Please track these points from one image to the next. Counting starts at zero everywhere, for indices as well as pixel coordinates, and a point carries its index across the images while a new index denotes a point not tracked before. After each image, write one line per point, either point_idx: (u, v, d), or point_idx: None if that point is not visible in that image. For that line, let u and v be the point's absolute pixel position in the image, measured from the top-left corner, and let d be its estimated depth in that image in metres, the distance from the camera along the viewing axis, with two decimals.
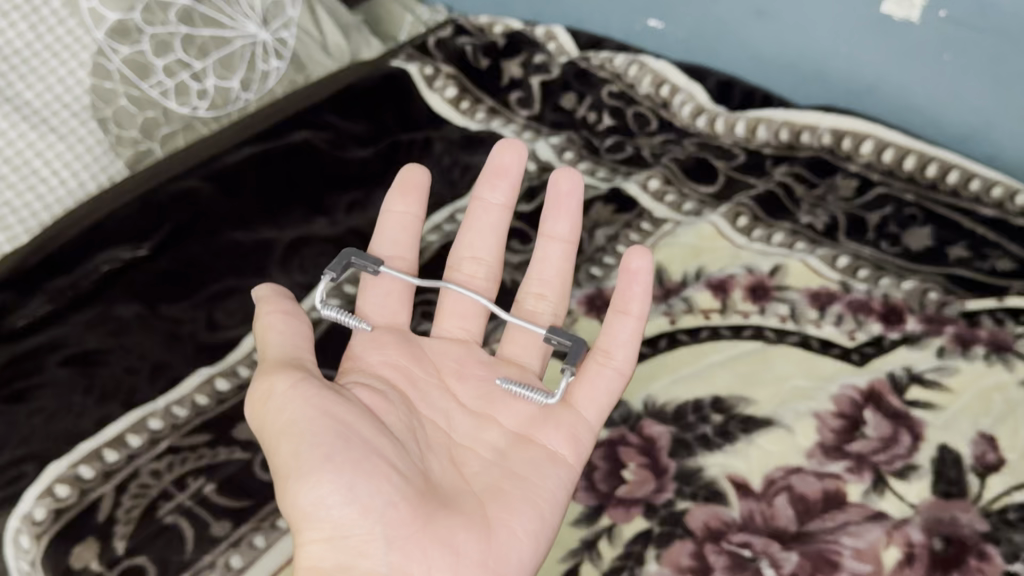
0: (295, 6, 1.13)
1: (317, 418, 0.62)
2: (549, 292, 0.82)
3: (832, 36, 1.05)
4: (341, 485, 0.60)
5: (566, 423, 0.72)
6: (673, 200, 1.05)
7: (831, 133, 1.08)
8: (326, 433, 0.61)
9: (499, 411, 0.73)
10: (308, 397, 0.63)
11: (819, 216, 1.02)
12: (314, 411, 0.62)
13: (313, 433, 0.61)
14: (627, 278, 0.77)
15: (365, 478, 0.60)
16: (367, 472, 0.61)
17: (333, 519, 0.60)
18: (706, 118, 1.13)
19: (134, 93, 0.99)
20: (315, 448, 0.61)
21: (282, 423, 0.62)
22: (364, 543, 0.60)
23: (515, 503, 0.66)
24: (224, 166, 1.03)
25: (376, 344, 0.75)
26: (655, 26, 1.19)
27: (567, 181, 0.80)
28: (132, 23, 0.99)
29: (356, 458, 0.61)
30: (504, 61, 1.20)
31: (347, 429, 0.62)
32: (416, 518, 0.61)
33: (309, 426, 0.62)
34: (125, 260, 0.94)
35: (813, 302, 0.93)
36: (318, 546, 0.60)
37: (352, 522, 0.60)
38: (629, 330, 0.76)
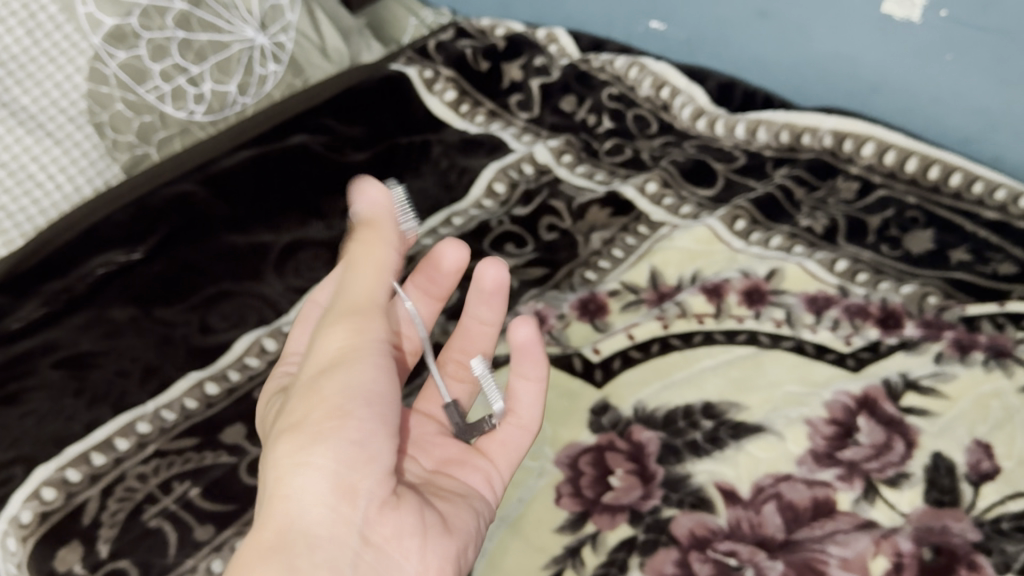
0: (294, 10, 1.13)
1: (376, 356, 0.58)
2: (472, 363, 0.78)
3: (832, 35, 1.04)
4: (367, 425, 0.56)
5: (482, 467, 0.69)
6: (671, 204, 1.04)
7: (832, 135, 1.05)
8: (377, 376, 0.58)
9: (415, 452, 0.70)
10: (381, 337, 0.59)
11: (818, 219, 1.00)
12: (375, 345, 0.59)
13: (364, 366, 0.58)
14: (519, 353, 0.68)
15: (379, 436, 0.56)
16: (390, 429, 0.57)
17: (330, 458, 0.55)
18: (706, 120, 1.11)
19: (130, 98, 1.00)
20: (359, 381, 0.57)
21: (344, 341, 0.58)
22: (353, 489, 0.55)
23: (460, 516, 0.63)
24: (218, 170, 1.03)
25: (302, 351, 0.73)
26: (657, 27, 1.19)
27: (489, 276, 0.73)
28: (128, 29, 0.99)
29: (387, 411, 0.57)
30: (505, 63, 1.19)
31: (393, 384, 0.59)
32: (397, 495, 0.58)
33: (369, 359, 0.58)
34: (120, 263, 0.95)
35: (810, 306, 0.92)
36: (307, 474, 0.55)
37: (353, 465, 0.55)
38: (532, 393, 0.70)
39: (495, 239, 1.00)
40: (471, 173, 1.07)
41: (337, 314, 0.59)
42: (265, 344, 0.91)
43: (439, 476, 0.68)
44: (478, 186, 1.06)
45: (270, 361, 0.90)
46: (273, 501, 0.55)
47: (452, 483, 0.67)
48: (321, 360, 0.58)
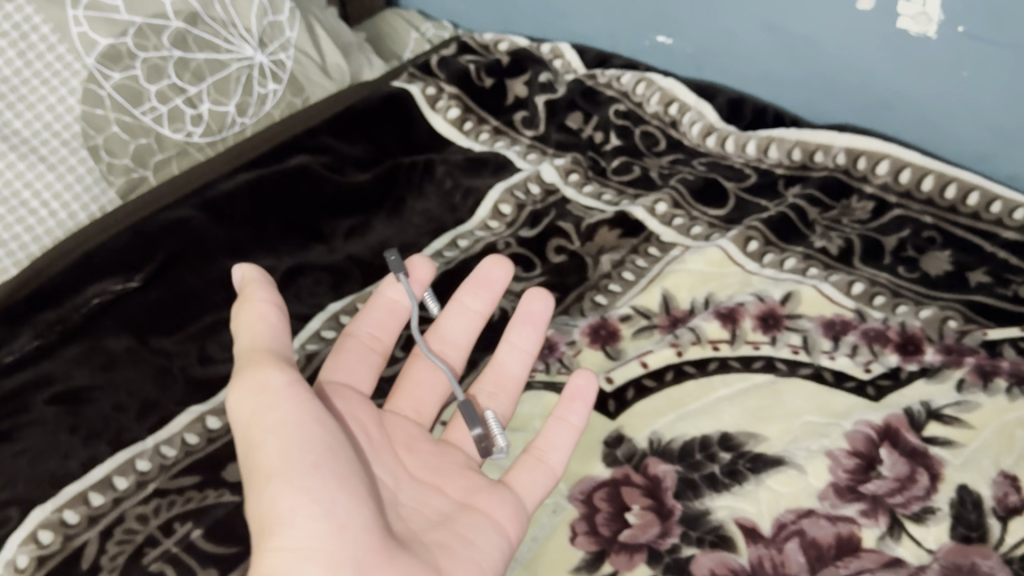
0: (293, 26, 1.10)
1: (306, 422, 0.59)
2: (503, 396, 0.80)
3: (845, 51, 1.01)
4: (320, 492, 0.56)
5: (509, 500, 0.68)
6: (682, 224, 1.01)
7: (846, 153, 1.03)
8: (314, 438, 0.58)
9: (445, 484, 0.70)
10: (301, 397, 0.60)
11: (833, 239, 0.98)
12: (302, 410, 0.60)
13: (300, 433, 0.58)
14: (569, 398, 0.75)
15: (345, 496, 0.57)
16: (349, 487, 0.58)
17: (305, 527, 0.55)
18: (716, 137, 1.09)
19: (125, 119, 0.97)
20: (297, 447, 0.57)
21: (263, 412, 0.59)
22: (335, 557, 0.54)
23: (463, 559, 0.63)
24: (217, 193, 0.99)
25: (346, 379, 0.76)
26: (663, 42, 1.16)
27: (539, 304, 0.83)
28: (123, 48, 0.97)
29: (338, 472, 0.58)
30: (509, 79, 1.17)
31: (332, 442, 0.59)
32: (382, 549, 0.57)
33: (302, 425, 0.59)
34: (116, 292, 0.92)
35: (827, 331, 0.90)
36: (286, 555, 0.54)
37: (325, 532, 0.55)
38: (567, 437, 0.73)
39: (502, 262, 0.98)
40: (476, 195, 1.05)
41: (241, 391, 0.61)
42: None
43: (465, 513, 0.67)
44: (484, 208, 1.03)
45: None
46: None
47: (473, 522, 0.66)
48: (254, 441, 0.59)
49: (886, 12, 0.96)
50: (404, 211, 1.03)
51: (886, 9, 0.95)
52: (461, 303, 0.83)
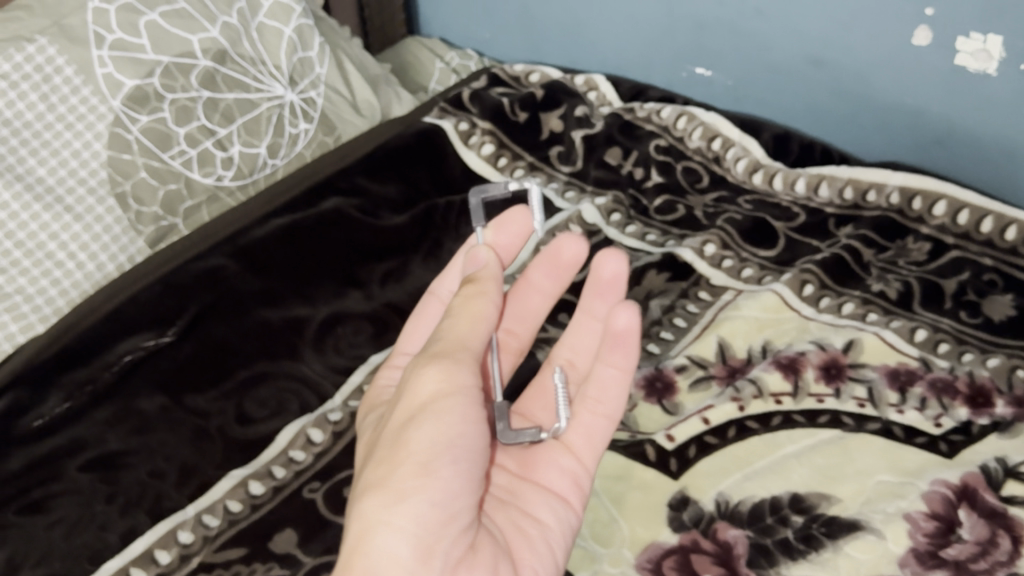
0: (323, 63, 1.06)
1: (467, 419, 0.57)
2: (579, 361, 0.78)
3: (898, 86, 0.98)
4: (451, 485, 0.55)
5: (568, 467, 0.70)
6: (732, 266, 0.98)
7: (900, 192, 1.00)
8: (468, 439, 0.57)
9: (504, 455, 0.70)
10: (472, 399, 0.58)
11: (891, 283, 0.94)
12: (469, 412, 0.57)
13: (457, 430, 0.56)
14: (615, 338, 0.72)
15: (464, 495, 0.56)
16: (472, 486, 0.56)
17: (418, 512, 0.54)
18: (762, 175, 1.05)
19: (154, 164, 0.92)
20: (447, 439, 0.56)
21: (438, 399, 0.57)
22: (433, 547, 0.54)
23: (535, 545, 0.64)
24: (250, 240, 0.95)
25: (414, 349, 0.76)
26: (702, 73, 1.13)
27: (610, 269, 0.75)
28: (150, 89, 0.92)
29: (474, 473, 0.57)
30: (543, 113, 1.13)
31: (482, 441, 0.58)
32: (469, 548, 0.57)
33: (462, 421, 0.57)
34: (148, 348, 0.87)
35: (892, 382, 0.86)
36: (391, 533, 0.53)
37: (434, 523, 0.54)
38: (618, 380, 0.73)
39: (548, 308, 0.94)
40: None
41: (423, 374, 0.58)
42: (311, 435, 0.83)
43: (526, 486, 0.68)
44: (525, 250, 0.99)
45: (318, 454, 0.82)
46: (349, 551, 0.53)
47: (537, 495, 0.68)
48: (412, 419, 0.57)
49: (943, 48, 0.92)
50: (441, 253, 0.99)
51: (943, 45, 0.92)
52: (530, 281, 0.79)
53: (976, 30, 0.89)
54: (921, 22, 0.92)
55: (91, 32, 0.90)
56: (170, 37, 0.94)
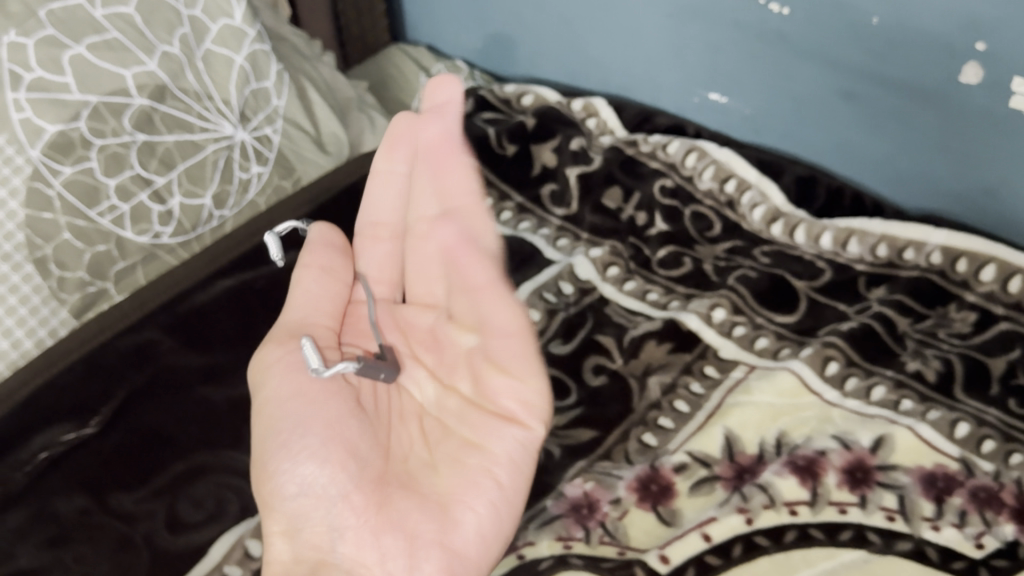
0: (281, 95, 0.94)
1: (290, 399, 0.61)
2: None
3: (944, 127, 0.84)
4: (290, 471, 0.59)
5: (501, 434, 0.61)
6: (744, 334, 0.85)
7: (942, 253, 0.86)
8: (292, 417, 0.60)
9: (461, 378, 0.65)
10: (292, 371, 0.62)
11: (929, 362, 0.81)
12: (291, 390, 0.61)
13: (288, 418, 0.60)
14: None
15: (315, 466, 0.58)
16: (321, 457, 0.59)
17: (288, 510, 0.58)
18: (783, 225, 0.92)
19: (78, 223, 0.81)
20: (278, 439, 0.60)
21: (263, 408, 0.62)
22: (318, 531, 0.58)
23: (473, 478, 0.60)
24: (190, 309, 0.84)
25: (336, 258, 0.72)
26: (717, 100, 0.99)
27: None
28: (75, 135, 0.80)
29: (314, 444, 0.59)
30: (535, 145, 1.01)
31: (322, 401, 0.61)
32: (366, 505, 0.58)
33: (288, 402, 0.61)
34: (68, 443, 0.75)
35: (927, 489, 0.73)
36: (281, 539, 0.58)
37: (305, 511, 0.58)
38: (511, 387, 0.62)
39: None
40: None
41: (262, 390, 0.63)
42: (250, 547, 0.71)
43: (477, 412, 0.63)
44: None
45: None
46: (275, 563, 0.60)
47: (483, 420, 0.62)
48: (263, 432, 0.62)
49: (997, 89, 0.78)
50: None
51: (997, 85, 0.78)
52: None
53: None
54: (971, 57, 0.78)
55: (5, 71, 0.77)
56: (99, 72, 0.81)
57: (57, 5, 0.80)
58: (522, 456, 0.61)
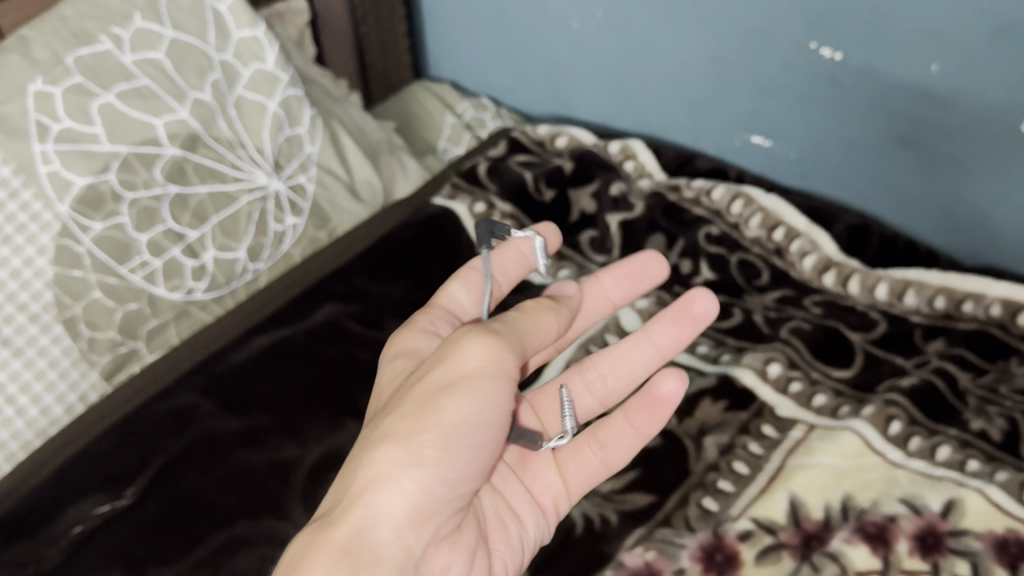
0: (313, 141, 0.91)
1: (478, 421, 0.53)
2: None
3: (1005, 179, 0.82)
4: (433, 484, 0.52)
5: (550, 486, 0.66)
6: (800, 390, 0.82)
7: (1002, 304, 0.84)
8: (473, 438, 0.53)
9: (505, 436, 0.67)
10: (491, 399, 0.53)
11: (993, 421, 0.77)
12: (478, 406, 0.52)
13: (460, 433, 0.52)
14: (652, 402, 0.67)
15: (451, 490, 0.53)
16: (459, 484, 0.53)
17: (406, 505, 0.51)
18: (835, 275, 0.90)
19: (110, 282, 0.77)
20: (452, 439, 0.52)
21: (454, 390, 0.52)
22: (410, 542, 0.52)
23: (504, 546, 0.61)
24: (227, 368, 0.81)
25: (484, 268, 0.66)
26: (760, 143, 0.97)
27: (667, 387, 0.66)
28: (106, 188, 0.76)
29: (465, 470, 0.53)
30: (573, 190, 0.98)
31: (495, 438, 0.54)
32: (445, 540, 0.54)
33: (473, 427, 0.53)
34: (104, 516, 0.71)
35: (1000, 556, 0.67)
36: (381, 520, 0.51)
37: (411, 518, 0.52)
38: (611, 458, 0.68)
39: None
40: None
41: (438, 376, 0.53)
42: None
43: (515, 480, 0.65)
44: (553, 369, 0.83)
45: None
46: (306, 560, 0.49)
47: (523, 498, 0.64)
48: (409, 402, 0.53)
49: None
50: None
51: None
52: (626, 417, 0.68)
53: None
54: None
55: (32, 121, 0.73)
56: (129, 120, 0.77)
57: (85, 51, 0.77)
58: (542, 540, 0.64)
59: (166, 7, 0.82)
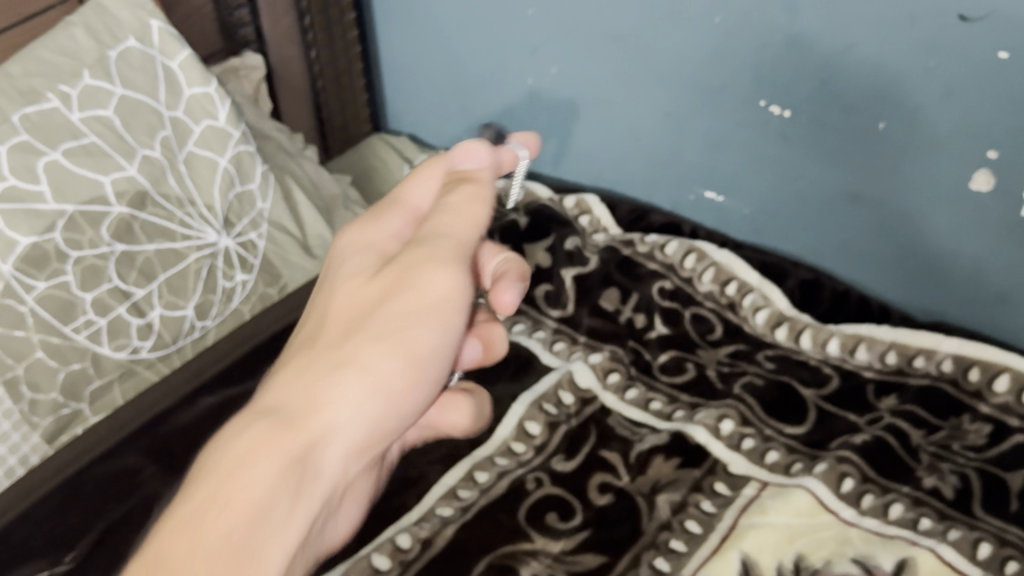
0: (265, 198, 0.91)
1: (451, 328, 0.47)
2: None
3: (953, 234, 0.83)
4: (387, 394, 0.45)
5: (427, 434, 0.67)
6: (753, 447, 0.81)
7: (953, 360, 0.84)
8: (434, 341, 0.47)
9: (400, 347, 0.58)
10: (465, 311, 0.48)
11: (946, 479, 0.77)
12: (443, 340, 0.47)
13: (429, 346, 0.46)
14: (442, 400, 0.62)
15: (398, 413, 0.46)
16: (411, 410, 0.47)
17: (355, 407, 0.44)
18: (787, 330, 0.90)
19: (53, 341, 0.75)
20: (420, 349, 0.46)
21: (450, 299, 0.46)
22: (353, 451, 0.44)
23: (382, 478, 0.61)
24: (173, 429, 0.79)
25: (433, 171, 0.53)
26: (713, 198, 0.97)
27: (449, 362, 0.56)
28: (50, 246, 0.74)
29: (425, 392, 0.48)
30: (528, 245, 1.00)
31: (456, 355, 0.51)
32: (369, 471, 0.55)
33: (426, 317, 0.46)
34: None
35: None
36: (344, 408, 0.43)
37: (360, 428, 0.44)
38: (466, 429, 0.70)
39: (531, 510, 0.77)
40: (497, 407, 0.86)
41: (395, 301, 0.46)
42: None
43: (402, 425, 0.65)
44: (506, 425, 0.84)
45: None
46: (182, 512, 0.38)
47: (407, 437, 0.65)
48: (351, 343, 0.45)
49: (1007, 197, 0.77)
50: None
51: (1008, 194, 0.77)
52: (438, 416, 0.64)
53: None
54: (981, 166, 0.77)
55: None
56: (76, 179, 0.76)
57: (32, 110, 0.74)
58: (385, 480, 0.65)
59: (115, 64, 0.81)
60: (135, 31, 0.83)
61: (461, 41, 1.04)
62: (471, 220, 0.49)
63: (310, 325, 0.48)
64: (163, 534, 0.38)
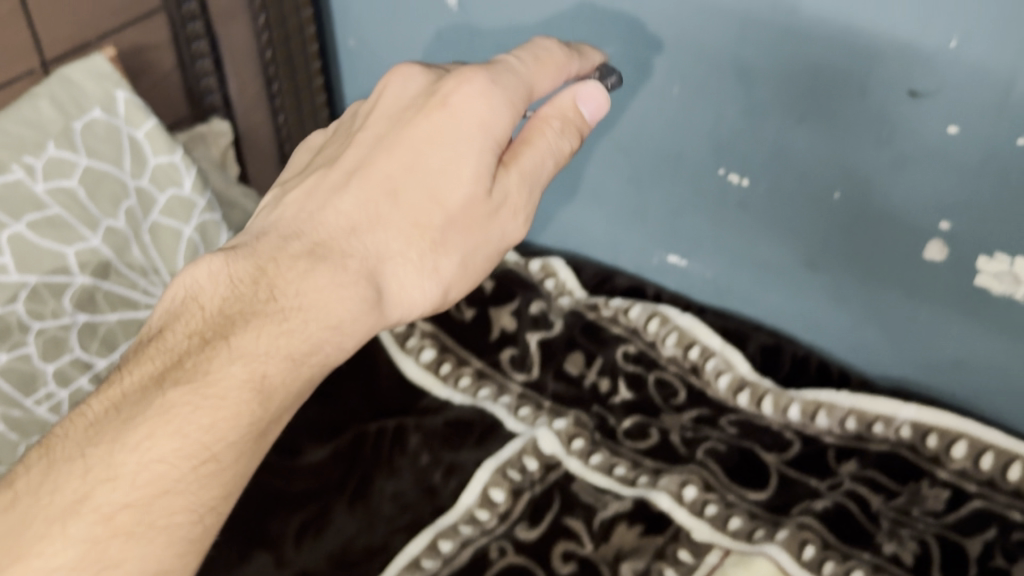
0: None
1: (476, 266, 0.56)
2: None
3: (910, 301, 0.84)
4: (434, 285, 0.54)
5: None
6: (716, 513, 0.81)
7: (911, 426, 0.85)
8: (470, 270, 0.56)
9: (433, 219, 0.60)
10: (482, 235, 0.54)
11: (905, 545, 0.78)
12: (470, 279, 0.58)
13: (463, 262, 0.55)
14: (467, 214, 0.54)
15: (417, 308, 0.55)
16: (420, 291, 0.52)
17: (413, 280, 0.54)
18: (749, 395, 0.91)
19: (14, 414, 0.75)
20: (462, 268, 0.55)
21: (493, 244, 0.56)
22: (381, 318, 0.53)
23: None
24: None
25: (559, 73, 0.57)
26: (676, 262, 0.99)
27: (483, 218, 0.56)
28: (12, 318, 0.74)
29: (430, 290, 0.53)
30: (494, 309, 1.01)
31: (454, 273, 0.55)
32: None
33: (478, 256, 0.56)
34: None
35: None
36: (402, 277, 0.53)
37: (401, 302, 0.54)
38: None
39: None
40: (461, 474, 0.86)
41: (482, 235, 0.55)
42: None
43: None
44: (470, 493, 0.84)
45: None
46: (275, 378, 0.48)
47: None
48: (449, 236, 0.53)
49: (961, 266, 0.78)
50: (370, 495, 0.84)
51: (962, 263, 0.78)
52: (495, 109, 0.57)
53: (1002, 251, 0.75)
54: (935, 237, 0.79)
55: None
56: (39, 252, 0.76)
57: None
58: None
59: (80, 135, 0.81)
60: (99, 102, 0.83)
61: (460, 51, 0.96)
62: (552, 170, 0.57)
63: (397, 181, 0.54)
64: (243, 387, 0.47)
